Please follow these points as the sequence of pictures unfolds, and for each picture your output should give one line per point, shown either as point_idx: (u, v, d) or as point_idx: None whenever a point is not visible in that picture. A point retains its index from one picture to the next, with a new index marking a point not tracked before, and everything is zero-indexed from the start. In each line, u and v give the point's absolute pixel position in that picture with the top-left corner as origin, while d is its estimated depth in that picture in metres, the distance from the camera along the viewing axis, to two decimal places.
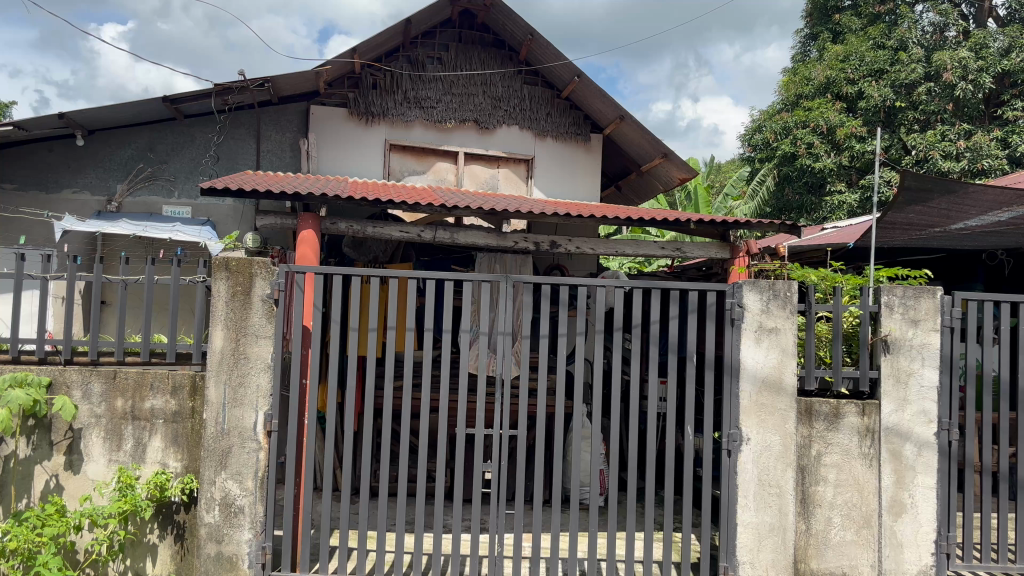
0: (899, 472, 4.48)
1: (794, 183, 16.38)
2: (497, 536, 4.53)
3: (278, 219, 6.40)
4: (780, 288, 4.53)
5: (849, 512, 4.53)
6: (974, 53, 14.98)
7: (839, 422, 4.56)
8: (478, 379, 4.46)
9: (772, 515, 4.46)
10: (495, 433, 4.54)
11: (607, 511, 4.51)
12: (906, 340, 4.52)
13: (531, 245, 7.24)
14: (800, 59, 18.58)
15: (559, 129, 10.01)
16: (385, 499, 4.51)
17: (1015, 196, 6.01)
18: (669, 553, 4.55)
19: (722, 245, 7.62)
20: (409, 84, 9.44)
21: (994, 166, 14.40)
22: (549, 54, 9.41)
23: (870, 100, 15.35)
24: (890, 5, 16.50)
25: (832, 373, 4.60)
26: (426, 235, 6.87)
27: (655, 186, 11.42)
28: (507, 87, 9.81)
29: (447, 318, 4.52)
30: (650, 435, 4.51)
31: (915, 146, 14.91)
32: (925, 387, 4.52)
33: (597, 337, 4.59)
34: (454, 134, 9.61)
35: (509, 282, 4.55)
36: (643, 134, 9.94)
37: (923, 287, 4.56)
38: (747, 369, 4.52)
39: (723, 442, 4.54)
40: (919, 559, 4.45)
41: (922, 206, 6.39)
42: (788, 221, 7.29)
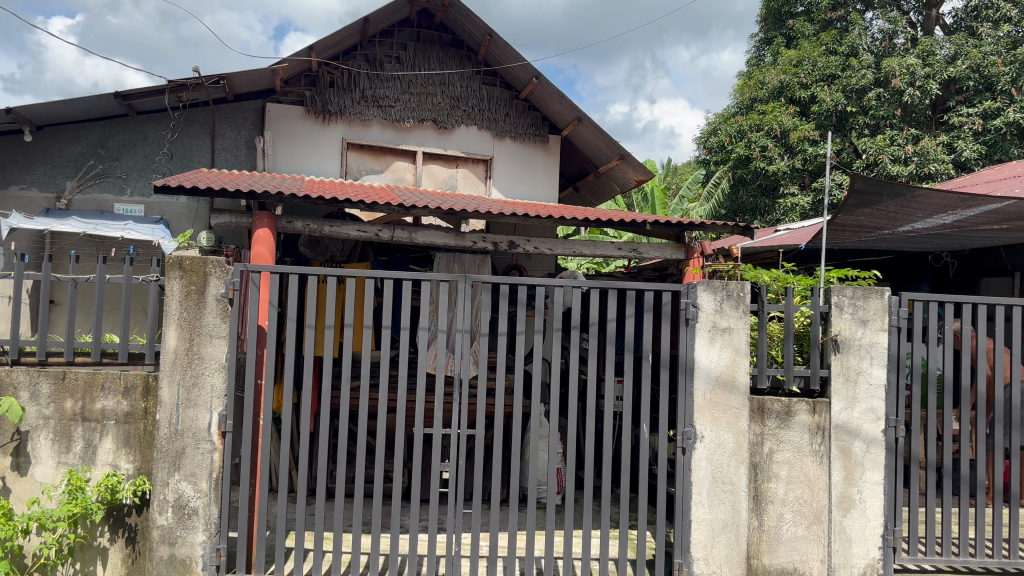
0: (848, 468, 4.59)
1: (749, 185, 16.65)
2: (454, 536, 4.52)
3: (233, 217, 6.31)
4: (734, 288, 4.60)
5: (801, 508, 4.61)
6: (921, 60, 15.37)
7: (791, 420, 4.64)
8: (437, 378, 4.46)
9: (725, 512, 4.54)
10: (453, 433, 4.54)
11: (565, 509, 4.54)
12: (855, 339, 4.62)
13: (489, 246, 7.24)
14: (754, 62, 18.84)
15: (517, 129, 10.04)
16: (342, 499, 4.48)
17: (960, 199, 6.15)
18: (624, 551, 4.60)
19: (677, 246, 7.73)
20: (366, 82, 9.38)
21: (940, 170, 14.75)
22: (507, 55, 9.45)
23: (823, 105, 15.71)
24: (842, 12, 16.84)
25: (784, 371, 4.69)
26: (384, 234, 6.83)
27: (612, 187, 11.53)
28: (465, 87, 9.81)
29: (405, 317, 4.50)
30: (607, 434, 4.55)
31: (865, 149, 15.22)
32: (873, 385, 4.63)
33: (555, 337, 4.61)
34: (412, 134, 9.60)
35: (467, 282, 4.55)
36: (601, 136, 10.03)
37: (871, 287, 4.66)
38: (701, 368, 4.59)
39: (678, 440, 4.60)
40: (867, 552, 4.57)
41: (871, 209, 6.52)
42: (741, 223, 7.36)
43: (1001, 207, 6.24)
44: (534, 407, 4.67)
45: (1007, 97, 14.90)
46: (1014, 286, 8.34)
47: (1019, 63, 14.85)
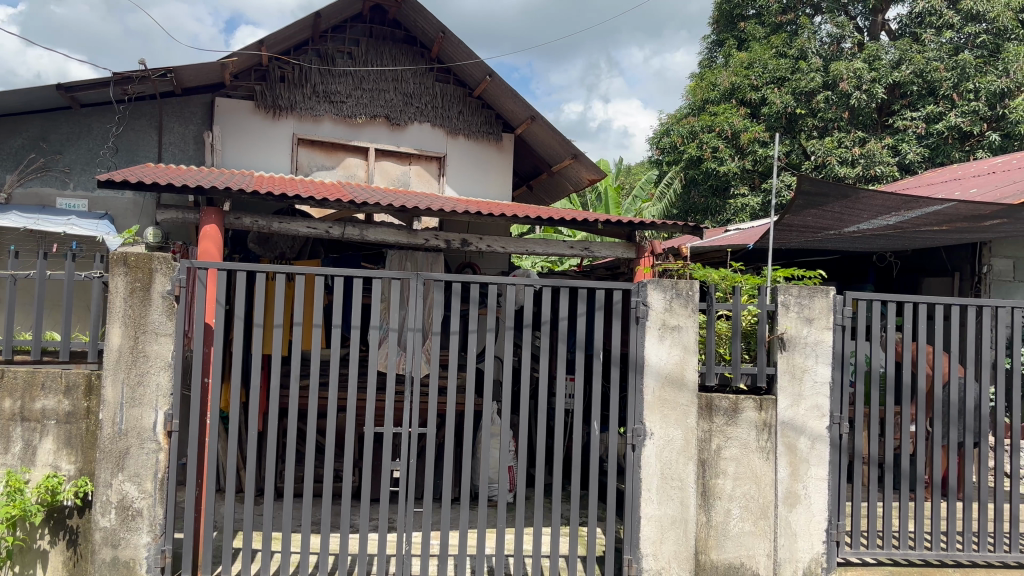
0: (793, 464, 4.67)
1: (700, 185, 16.85)
2: (405, 535, 4.50)
3: (179, 213, 6.19)
4: (683, 287, 4.65)
5: (747, 504, 4.69)
6: (868, 64, 15.71)
7: (738, 416, 4.70)
8: (388, 377, 4.43)
9: (674, 508, 4.60)
10: (404, 431, 4.51)
11: (516, 507, 4.55)
12: (801, 337, 4.71)
13: (442, 243, 7.20)
14: (706, 64, 19.03)
15: (470, 127, 10.03)
16: (291, 499, 4.42)
17: (903, 201, 6.28)
18: (575, 548, 4.62)
19: (629, 245, 7.81)
20: (318, 78, 9.29)
21: (886, 172, 15.13)
22: (460, 52, 9.45)
23: (773, 107, 16.00)
24: (792, 15, 17.12)
25: (732, 368, 4.76)
26: (334, 231, 6.75)
27: (564, 186, 11.60)
28: (418, 84, 9.78)
29: (356, 315, 4.46)
30: (558, 432, 4.57)
31: (814, 151, 15.57)
32: (818, 382, 4.72)
33: (507, 336, 4.61)
34: (365, 130, 9.53)
35: (419, 279, 4.53)
36: (554, 135, 10.09)
37: (817, 286, 4.75)
38: (651, 365, 4.63)
39: (628, 436, 4.65)
40: (811, 547, 4.66)
41: (818, 210, 6.62)
42: (691, 222, 7.44)
43: (942, 208, 6.40)
44: (486, 405, 4.67)
45: (949, 101, 15.30)
46: (954, 285, 8.56)
47: (961, 69, 15.26)
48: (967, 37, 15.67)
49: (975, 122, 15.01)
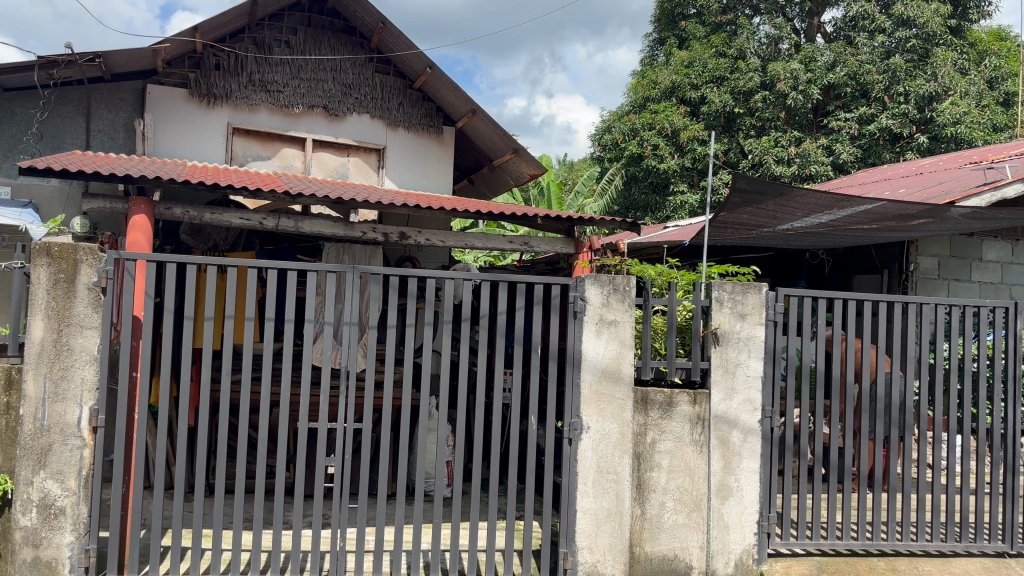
0: (726, 457, 4.75)
1: (641, 182, 17.04)
2: (340, 531, 4.44)
3: (107, 202, 6.00)
4: (620, 282, 4.69)
5: (681, 496, 4.74)
6: (804, 65, 16.07)
7: (673, 410, 4.75)
8: (323, 372, 4.35)
9: (609, 501, 4.64)
10: (339, 426, 4.45)
11: (452, 502, 4.53)
12: (733, 333, 4.79)
13: (380, 237, 7.15)
14: (647, 62, 19.21)
15: (410, 119, 9.95)
16: (223, 495, 4.33)
17: (835, 200, 6.41)
18: (511, 542, 4.62)
19: (568, 241, 7.90)
20: (254, 66, 9.13)
21: (820, 171, 15.48)
22: (400, 43, 9.39)
23: (712, 106, 16.32)
24: (731, 16, 17.42)
25: (667, 363, 4.80)
26: (269, 223, 6.63)
27: (506, 181, 11.62)
28: (357, 74, 9.68)
29: (290, 308, 4.36)
30: (495, 426, 4.55)
31: (751, 150, 15.92)
32: (750, 376, 4.80)
33: (444, 330, 4.57)
34: (302, 120, 9.40)
35: (356, 272, 4.45)
36: (495, 129, 10.12)
37: (750, 282, 4.83)
38: (588, 359, 4.66)
39: (565, 430, 4.67)
40: (743, 538, 4.74)
41: (752, 208, 6.68)
42: (629, 218, 7.50)
43: (871, 207, 6.56)
44: (423, 400, 4.63)
45: (881, 104, 15.77)
46: (883, 282, 8.80)
47: (892, 73, 15.70)
48: (898, 42, 16.12)
49: (904, 124, 15.48)
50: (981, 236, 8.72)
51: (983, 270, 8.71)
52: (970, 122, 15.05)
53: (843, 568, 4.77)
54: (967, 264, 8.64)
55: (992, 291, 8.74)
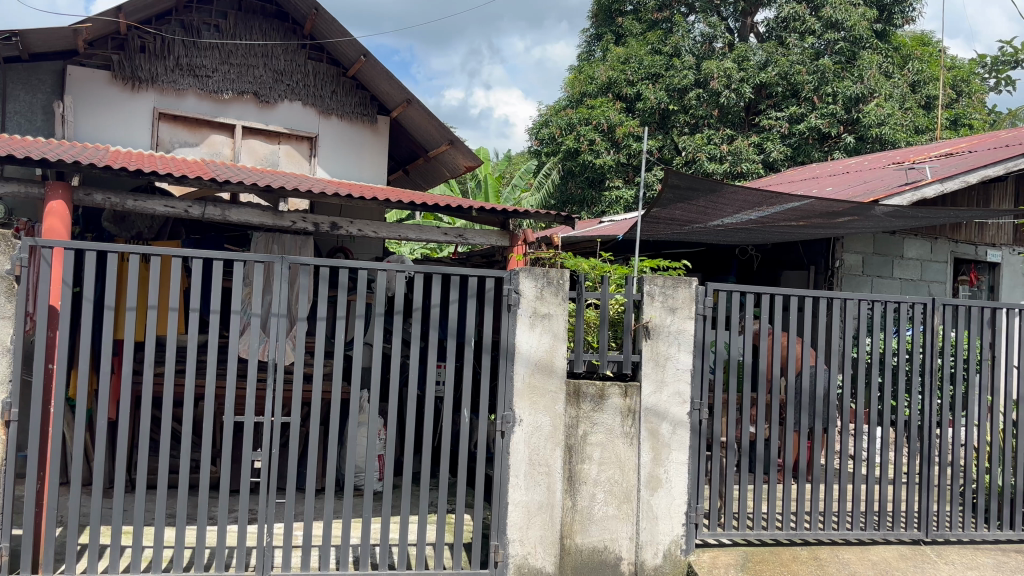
0: (656, 449, 4.80)
1: (577, 177, 17.15)
2: (267, 527, 4.35)
3: (21, 186, 5.76)
4: (554, 275, 4.69)
5: (612, 488, 4.77)
6: (737, 64, 16.39)
7: (604, 403, 4.78)
8: (249, 364, 4.24)
9: (541, 493, 4.65)
10: (266, 420, 4.34)
11: (383, 496, 4.46)
12: (664, 326, 4.84)
13: (310, 227, 7.00)
14: (585, 57, 19.32)
15: (344, 108, 9.87)
16: (145, 491, 4.19)
17: (764, 197, 6.52)
18: (442, 535, 4.59)
19: (503, 233, 7.93)
20: (181, 50, 9.03)
21: (751, 170, 15.85)
22: (334, 29, 9.36)
23: (647, 102, 16.52)
24: (667, 13, 17.64)
25: (599, 356, 4.84)
26: (194, 211, 6.45)
27: (442, 173, 11.56)
28: (289, 61, 9.59)
29: (216, 298, 4.23)
30: (428, 419, 4.51)
31: (685, 147, 16.20)
32: (680, 369, 4.86)
33: (376, 322, 4.49)
34: (230, 107, 9.32)
35: (285, 263, 4.34)
36: (430, 120, 10.10)
37: (680, 277, 4.88)
38: (522, 353, 4.66)
39: (497, 423, 4.66)
40: (671, 529, 4.80)
41: (684, 204, 6.73)
42: (564, 213, 7.51)
43: (799, 205, 6.70)
44: (354, 393, 4.55)
45: (810, 103, 16.15)
46: (810, 278, 9.02)
47: (821, 74, 16.06)
48: (827, 44, 16.57)
49: (832, 124, 15.89)
50: (903, 235, 9.01)
51: (904, 267, 9.01)
52: (894, 123, 15.56)
53: (767, 558, 4.87)
54: (889, 261, 8.91)
55: (912, 288, 9.04)
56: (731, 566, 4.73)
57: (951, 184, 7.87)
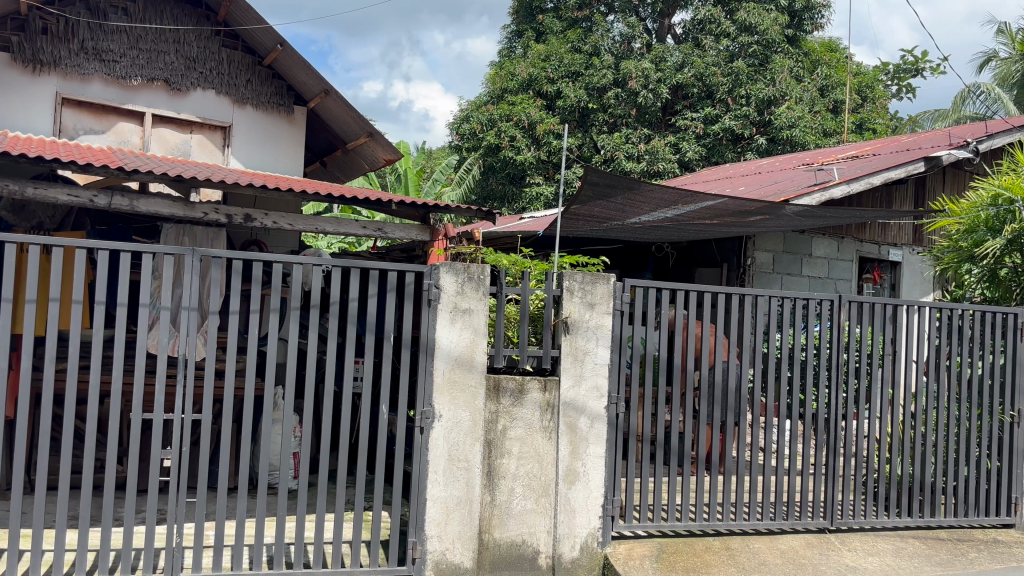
0: (574, 442, 4.85)
1: (498, 173, 17.10)
2: (176, 527, 4.21)
3: None
4: (475, 270, 4.67)
5: (530, 482, 4.79)
6: (654, 65, 16.73)
7: (524, 398, 4.80)
8: (159, 360, 4.09)
9: (459, 489, 4.63)
10: (176, 418, 4.19)
11: (298, 494, 4.37)
12: (583, 321, 4.88)
13: (222, 218, 6.83)
14: (505, 53, 19.34)
15: (259, 98, 9.78)
16: (45, 492, 4.00)
17: (680, 196, 6.65)
18: (359, 533, 4.52)
19: (422, 228, 7.91)
20: (87, 33, 8.80)
21: (667, 168, 16.20)
22: (248, 17, 9.23)
23: (567, 100, 16.69)
24: (587, 12, 17.84)
25: (519, 351, 4.83)
26: (99, 200, 6.19)
27: (359, 166, 11.42)
28: (202, 48, 9.46)
29: (124, 291, 4.05)
30: (345, 416, 4.43)
31: (604, 145, 16.44)
32: (598, 364, 4.91)
33: (293, 317, 4.38)
34: (140, 94, 9.12)
35: (196, 255, 4.18)
36: (349, 112, 10.06)
37: (599, 273, 4.94)
38: (441, 348, 4.63)
39: (416, 419, 4.61)
40: (588, 522, 4.86)
41: (602, 202, 6.82)
42: (484, 207, 7.51)
43: (713, 204, 6.86)
44: (269, 389, 4.44)
45: (724, 105, 16.58)
46: (723, 275, 9.25)
47: (735, 76, 16.50)
48: (740, 47, 16.91)
49: (745, 125, 16.34)
50: (811, 235, 9.32)
51: (812, 265, 9.32)
52: (804, 126, 16.08)
53: (681, 548, 4.98)
54: (798, 260, 9.21)
55: (820, 285, 9.36)
56: (646, 558, 4.82)
57: (857, 185, 8.15)
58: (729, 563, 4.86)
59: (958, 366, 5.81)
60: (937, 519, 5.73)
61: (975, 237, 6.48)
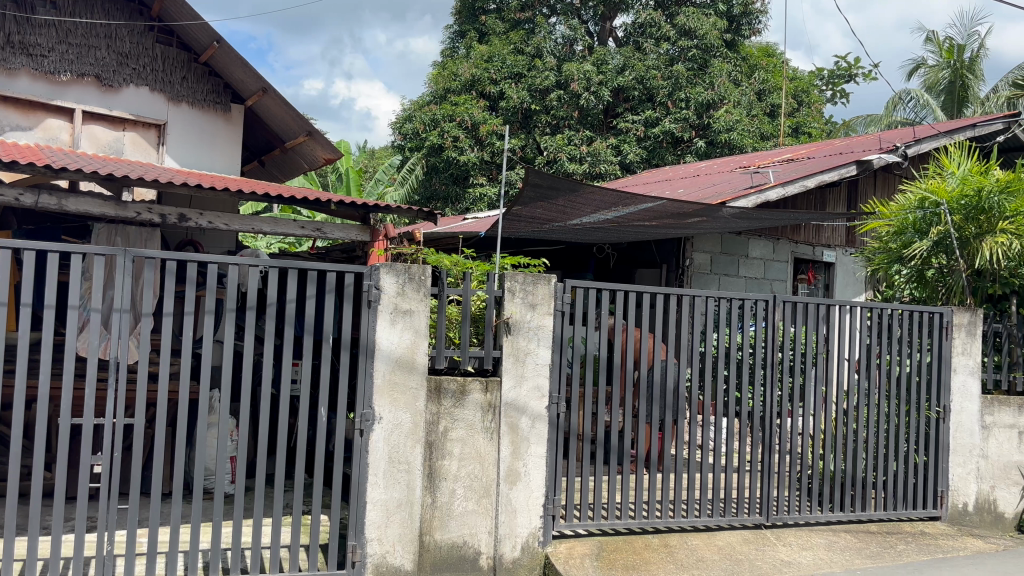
0: (515, 443, 4.86)
1: (441, 173, 17.05)
2: (107, 535, 4.10)
3: None
4: (415, 271, 4.64)
5: (471, 483, 4.79)
6: (596, 68, 16.91)
7: (465, 399, 4.79)
8: (88, 364, 3.98)
9: (400, 491, 4.61)
10: (107, 423, 4.08)
11: (234, 499, 4.29)
12: (524, 322, 4.90)
13: (156, 218, 6.68)
14: (448, 53, 19.30)
15: (195, 95, 9.62)
16: None
17: (621, 198, 6.72)
18: (298, 537, 4.46)
19: (363, 228, 7.86)
20: (13, 26, 8.51)
21: (608, 171, 16.36)
22: (184, 12, 9.07)
23: (510, 101, 16.77)
24: (529, 14, 17.97)
25: (461, 352, 4.82)
26: (25, 199, 6.05)
27: (298, 165, 11.30)
28: (135, 43, 9.26)
29: (51, 293, 3.92)
30: (283, 419, 4.37)
31: (546, 147, 16.39)
32: (539, 364, 4.94)
33: (229, 318, 4.29)
34: (70, 90, 8.87)
35: (128, 256, 4.07)
36: (287, 111, 9.97)
37: (540, 274, 4.96)
38: (381, 349, 4.60)
39: (356, 422, 4.57)
40: (530, 522, 4.88)
41: (544, 203, 6.83)
42: (426, 208, 7.48)
43: (653, 206, 6.94)
44: (205, 393, 4.36)
45: (665, 108, 16.82)
46: (662, 276, 9.37)
47: (675, 79, 16.77)
48: (680, 51, 17.16)
49: (685, 128, 16.62)
50: (748, 236, 9.50)
51: (749, 266, 9.51)
52: (741, 130, 16.38)
53: (621, 546, 5.02)
54: (735, 261, 9.39)
55: (756, 286, 9.56)
56: (586, 556, 4.86)
57: (792, 188, 8.34)
58: (668, 560, 4.93)
59: (887, 365, 5.98)
60: (867, 513, 5.89)
61: (904, 239, 6.67)
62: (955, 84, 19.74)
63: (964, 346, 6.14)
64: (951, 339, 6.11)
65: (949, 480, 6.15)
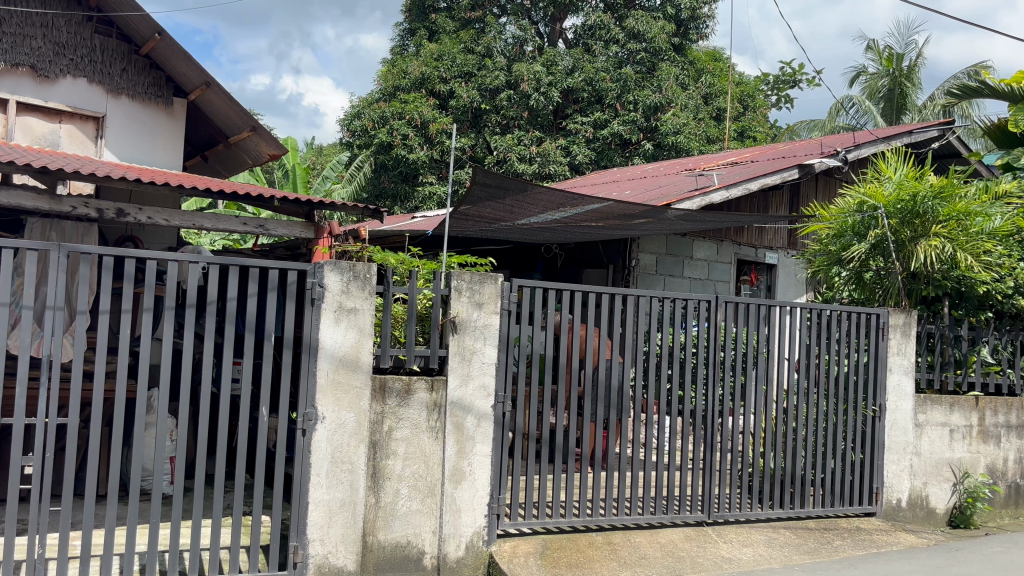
0: (460, 442, 4.85)
1: (389, 171, 16.94)
2: (38, 537, 3.98)
3: None
4: (361, 270, 4.60)
5: (415, 483, 4.77)
6: (545, 68, 16.97)
7: (410, 398, 4.77)
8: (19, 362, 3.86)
9: (343, 491, 4.56)
10: (39, 423, 3.96)
11: (172, 499, 4.20)
12: (471, 321, 4.89)
13: (93, 213, 6.52)
14: (397, 51, 19.17)
15: (135, 88, 9.42)
16: None
17: (569, 198, 6.75)
18: (238, 538, 4.39)
19: (307, 225, 7.78)
20: None
21: (557, 171, 16.41)
22: (124, 3, 8.89)
23: (460, 100, 16.72)
24: (479, 14, 17.99)
25: (407, 351, 4.80)
26: None
27: (243, 160, 11.14)
28: (72, 33, 9.05)
29: None
30: (223, 419, 4.30)
31: (496, 146, 16.47)
32: (485, 363, 4.94)
33: (168, 316, 4.20)
34: (3, 80, 8.61)
35: (62, 251, 3.96)
36: (231, 105, 9.85)
37: (487, 273, 4.96)
38: (325, 348, 4.54)
39: (298, 421, 4.51)
40: (474, 521, 4.88)
41: (492, 202, 6.83)
42: (372, 205, 7.39)
43: (599, 206, 6.99)
44: (142, 392, 4.26)
45: (613, 110, 16.96)
46: (609, 276, 9.44)
47: (623, 82, 16.92)
48: (629, 53, 17.34)
49: (633, 130, 16.77)
50: (693, 237, 9.63)
51: (693, 267, 9.65)
52: (688, 133, 16.58)
53: (564, 544, 5.04)
54: (680, 262, 9.51)
55: (700, 286, 9.70)
56: (530, 555, 4.87)
57: (736, 190, 8.46)
58: (612, 558, 4.97)
59: (825, 364, 6.11)
60: (806, 510, 6.00)
61: (843, 241, 6.85)
62: (894, 92, 20.24)
63: (899, 346, 6.31)
64: (887, 340, 6.28)
65: (884, 478, 6.31)
